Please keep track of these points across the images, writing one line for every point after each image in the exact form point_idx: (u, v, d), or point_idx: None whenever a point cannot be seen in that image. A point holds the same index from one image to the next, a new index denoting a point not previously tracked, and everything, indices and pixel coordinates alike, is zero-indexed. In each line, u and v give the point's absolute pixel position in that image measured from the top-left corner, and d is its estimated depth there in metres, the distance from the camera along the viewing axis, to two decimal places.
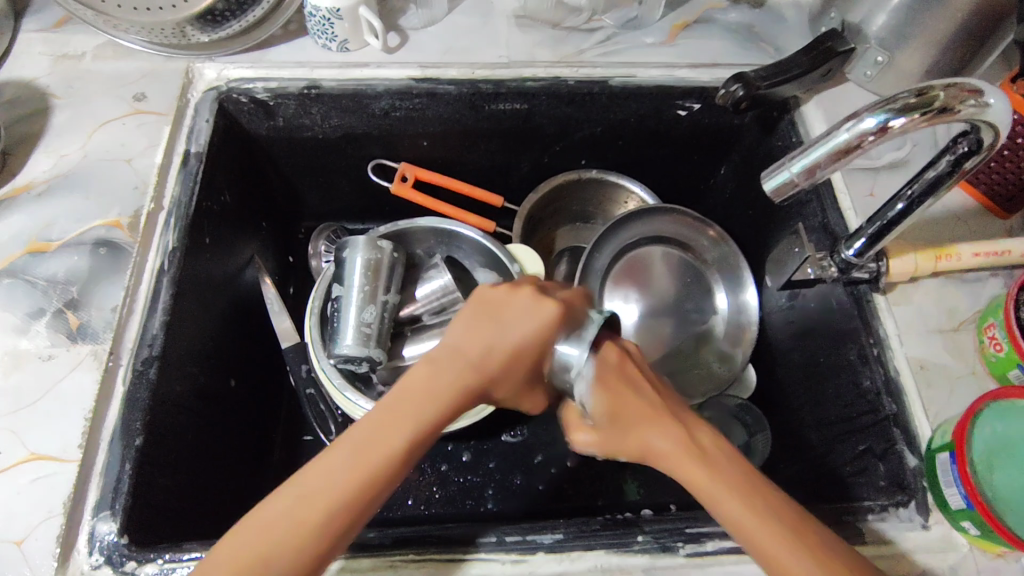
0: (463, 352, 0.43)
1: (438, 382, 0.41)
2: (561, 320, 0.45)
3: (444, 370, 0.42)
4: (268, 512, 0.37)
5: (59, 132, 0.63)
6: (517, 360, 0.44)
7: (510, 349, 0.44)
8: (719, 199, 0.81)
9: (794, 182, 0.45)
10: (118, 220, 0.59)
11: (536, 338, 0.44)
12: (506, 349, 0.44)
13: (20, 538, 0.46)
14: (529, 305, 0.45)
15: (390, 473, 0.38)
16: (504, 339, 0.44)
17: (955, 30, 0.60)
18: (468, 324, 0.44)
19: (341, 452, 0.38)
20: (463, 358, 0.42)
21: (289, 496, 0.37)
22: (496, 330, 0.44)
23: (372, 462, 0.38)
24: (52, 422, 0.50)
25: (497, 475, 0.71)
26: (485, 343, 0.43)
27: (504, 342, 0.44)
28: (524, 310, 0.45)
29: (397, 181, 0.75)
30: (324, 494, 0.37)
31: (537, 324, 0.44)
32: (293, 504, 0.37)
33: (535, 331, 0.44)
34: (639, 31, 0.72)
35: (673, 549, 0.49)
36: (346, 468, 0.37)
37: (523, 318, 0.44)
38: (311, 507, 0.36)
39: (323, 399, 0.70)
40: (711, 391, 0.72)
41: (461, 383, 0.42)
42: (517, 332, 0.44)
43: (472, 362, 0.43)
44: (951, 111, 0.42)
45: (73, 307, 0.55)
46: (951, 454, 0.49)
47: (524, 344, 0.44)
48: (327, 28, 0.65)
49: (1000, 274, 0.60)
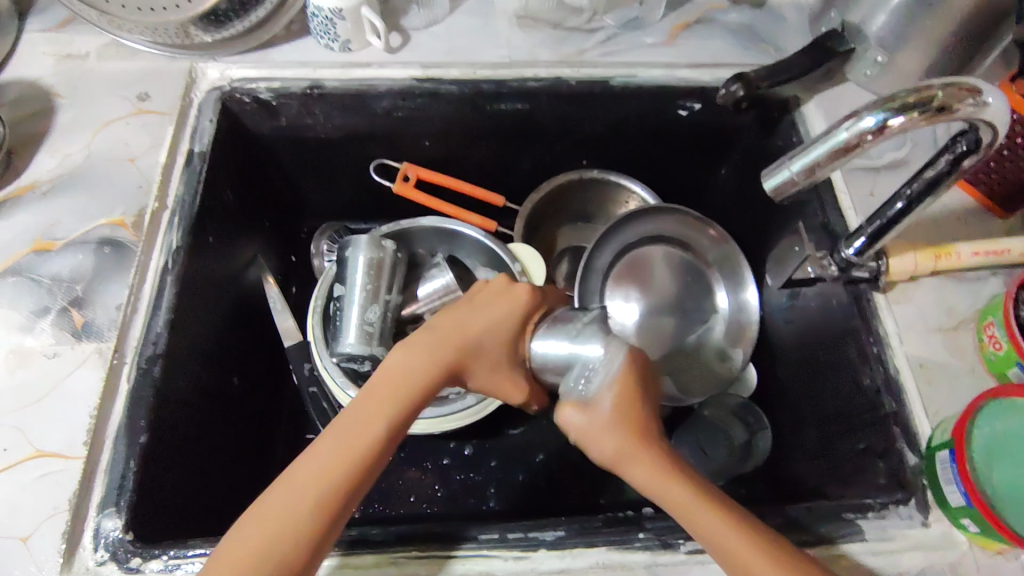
0: (433, 339, 0.43)
1: (410, 367, 0.41)
2: (525, 299, 0.46)
3: (414, 358, 0.41)
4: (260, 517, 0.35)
5: (64, 131, 0.64)
6: (491, 337, 0.45)
7: (474, 331, 0.44)
8: (719, 199, 0.82)
9: (794, 181, 0.45)
10: (123, 219, 0.59)
11: (509, 314, 0.46)
12: (474, 334, 0.44)
13: (26, 534, 0.47)
14: (493, 290, 0.47)
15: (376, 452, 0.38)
16: (475, 323, 0.44)
17: (954, 31, 0.60)
18: (448, 310, 0.46)
19: (321, 445, 0.38)
20: (431, 345, 0.42)
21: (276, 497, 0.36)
22: (463, 319, 0.45)
23: (353, 445, 0.38)
24: (58, 419, 0.51)
25: (499, 472, 0.72)
26: (454, 330, 0.44)
27: (473, 326, 0.44)
28: (490, 299, 0.46)
29: (399, 180, 0.75)
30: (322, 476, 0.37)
31: (507, 303, 0.46)
32: (289, 493, 0.36)
33: (503, 311, 0.46)
34: (640, 31, 0.73)
35: (675, 546, 0.49)
36: (335, 449, 0.37)
37: (488, 304, 0.46)
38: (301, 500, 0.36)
39: (326, 398, 0.70)
40: (710, 390, 0.73)
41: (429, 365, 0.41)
42: (491, 312, 0.45)
43: (443, 347, 0.43)
44: (950, 111, 0.42)
45: (78, 305, 0.55)
46: (951, 452, 0.49)
47: (490, 326, 0.45)
48: (330, 28, 0.65)
49: (1000, 274, 0.60)
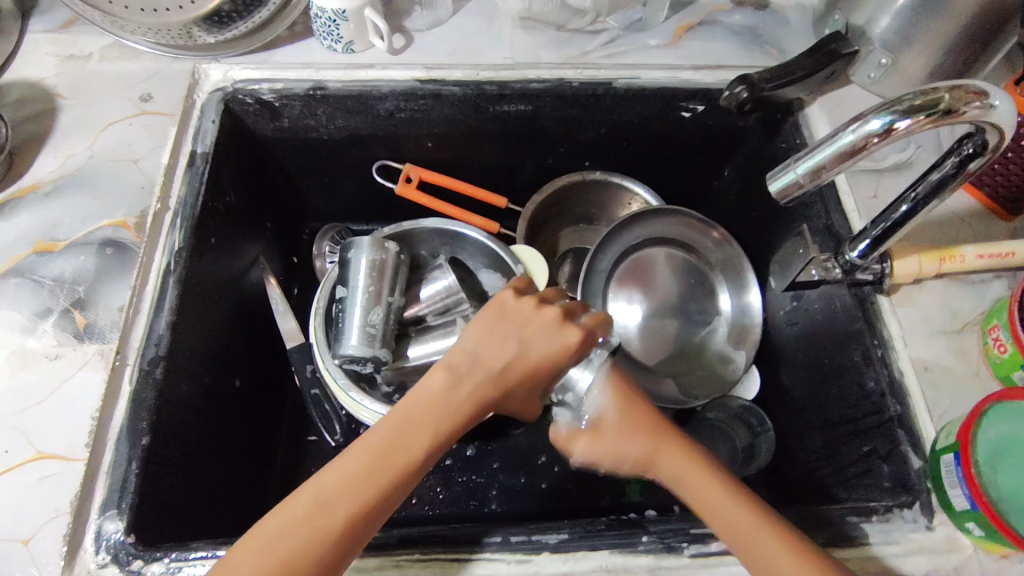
0: (476, 357, 0.46)
1: (454, 384, 0.45)
2: (563, 334, 0.49)
3: (456, 374, 0.45)
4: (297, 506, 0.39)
5: (67, 132, 0.63)
6: (520, 366, 0.47)
7: (516, 353, 0.47)
8: (722, 201, 0.81)
9: (799, 183, 0.45)
10: (125, 220, 0.59)
11: (546, 349, 0.48)
12: (514, 354, 0.47)
13: (27, 536, 0.47)
14: (530, 318, 0.48)
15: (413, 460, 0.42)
16: (517, 349, 0.47)
17: (958, 33, 0.60)
18: (479, 330, 0.48)
19: (349, 464, 0.40)
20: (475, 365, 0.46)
21: (313, 490, 0.39)
22: (504, 341, 0.47)
23: (388, 451, 0.41)
24: (60, 421, 0.51)
25: (501, 475, 0.71)
26: (494, 352, 0.47)
27: (513, 349, 0.47)
28: (530, 323, 0.48)
29: (401, 181, 0.75)
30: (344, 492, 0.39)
31: (542, 334, 0.48)
32: (308, 509, 0.38)
33: (538, 340, 0.48)
34: (644, 33, 0.72)
35: (678, 550, 0.49)
36: (362, 470, 0.40)
37: (528, 325, 0.48)
38: (338, 498, 0.39)
39: (328, 399, 0.69)
40: (714, 391, 0.71)
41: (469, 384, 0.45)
42: (529, 346, 0.47)
43: (485, 367, 0.46)
44: (955, 114, 0.42)
45: (80, 306, 0.55)
46: (955, 455, 0.49)
47: (530, 346, 0.47)
48: (333, 29, 0.65)
49: (1004, 276, 0.60)
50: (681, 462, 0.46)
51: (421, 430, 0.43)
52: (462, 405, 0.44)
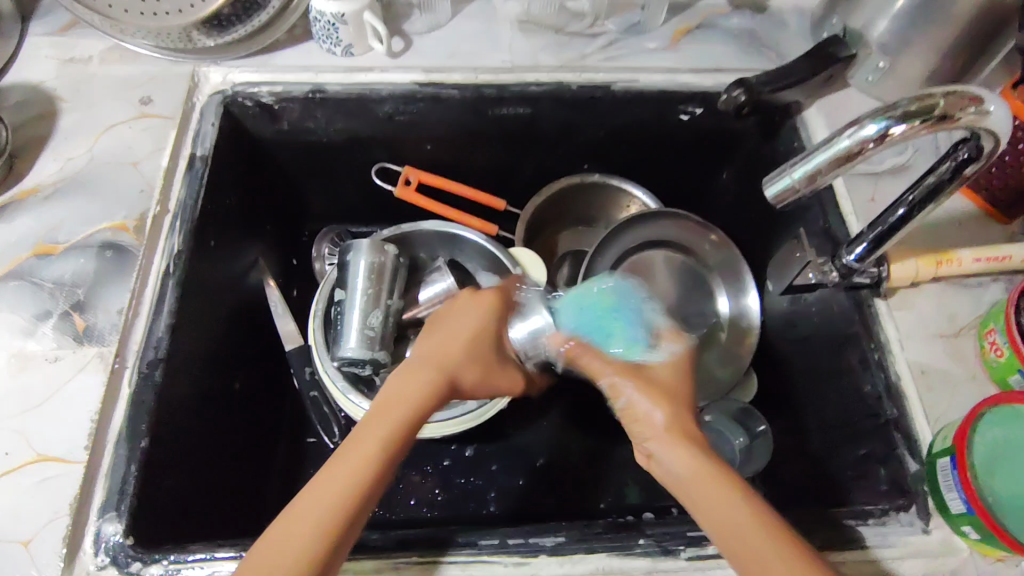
0: (422, 362, 0.48)
1: (412, 385, 0.46)
2: (489, 300, 0.55)
3: (410, 377, 0.46)
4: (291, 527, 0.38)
5: (67, 135, 0.64)
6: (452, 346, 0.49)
7: (452, 347, 0.50)
8: (720, 204, 0.82)
9: (795, 188, 0.45)
10: (125, 223, 0.59)
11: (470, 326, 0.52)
12: (455, 350, 0.49)
13: (26, 539, 0.47)
14: (463, 305, 0.54)
15: (389, 454, 0.42)
16: (457, 348, 0.50)
17: (955, 37, 0.60)
18: (424, 341, 0.51)
19: (328, 471, 0.40)
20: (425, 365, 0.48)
21: (300, 511, 0.39)
22: (441, 342, 0.50)
23: (362, 453, 0.41)
24: (59, 424, 0.51)
25: (499, 477, 0.72)
26: (437, 355, 0.49)
27: (453, 345, 0.50)
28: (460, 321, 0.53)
29: (400, 184, 0.75)
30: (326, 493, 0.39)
31: (475, 311, 0.53)
32: (300, 514, 0.39)
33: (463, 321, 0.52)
34: (642, 36, 0.73)
35: (675, 552, 0.49)
36: (339, 471, 0.40)
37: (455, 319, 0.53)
38: (322, 509, 0.39)
39: (327, 402, 0.70)
40: (714, 395, 0.72)
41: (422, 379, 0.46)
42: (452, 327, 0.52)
43: (434, 366, 0.48)
44: (951, 119, 0.42)
45: (80, 309, 0.55)
46: (952, 459, 0.49)
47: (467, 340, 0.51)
48: (332, 33, 0.66)
49: (1001, 280, 0.60)
50: (678, 453, 0.43)
51: (390, 429, 0.43)
52: (421, 396, 0.45)
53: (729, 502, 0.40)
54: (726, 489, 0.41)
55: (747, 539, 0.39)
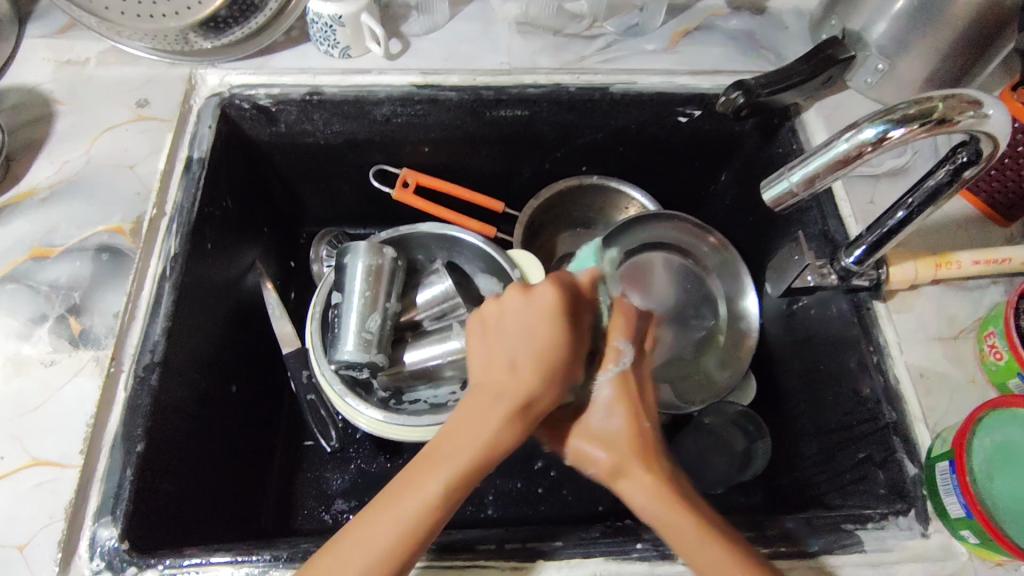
0: (482, 397, 0.45)
1: (485, 419, 0.43)
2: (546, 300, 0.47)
3: (486, 411, 0.44)
4: (354, 551, 0.41)
5: (63, 138, 0.64)
6: (516, 364, 0.45)
7: (541, 368, 0.45)
8: (718, 206, 0.81)
9: (793, 192, 0.45)
10: (121, 226, 0.59)
11: (538, 339, 0.46)
12: (541, 380, 0.44)
13: (22, 543, 0.47)
14: (531, 306, 0.47)
15: (456, 495, 0.42)
16: (518, 381, 0.44)
17: (955, 39, 0.60)
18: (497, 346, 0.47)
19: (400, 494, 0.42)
20: (493, 389, 0.45)
21: (363, 540, 0.41)
22: (523, 361, 0.45)
23: (429, 494, 0.41)
24: (55, 428, 0.51)
25: (497, 480, 0.71)
26: (513, 377, 0.45)
27: (536, 377, 0.44)
28: (536, 326, 0.46)
29: (398, 186, 0.75)
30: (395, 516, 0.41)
31: (535, 313, 0.47)
32: (373, 532, 0.41)
33: (529, 328, 0.46)
34: (640, 38, 0.72)
35: (673, 557, 0.49)
36: (409, 496, 0.42)
37: (530, 322, 0.46)
38: (391, 542, 0.41)
39: (324, 405, 0.69)
40: (710, 398, 0.71)
41: (494, 413, 0.44)
42: (524, 340, 0.46)
43: (512, 399, 0.44)
44: (950, 123, 0.42)
45: (76, 313, 0.55)
46: (951, 463, 0.49)
47: (557, 366, 0.45)
48: (330, 35, 0.66)
49: (1001, 283, 0.60)
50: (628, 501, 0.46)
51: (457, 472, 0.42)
52: (497, 437, 0.43)
53: (682, 529, 0.43)
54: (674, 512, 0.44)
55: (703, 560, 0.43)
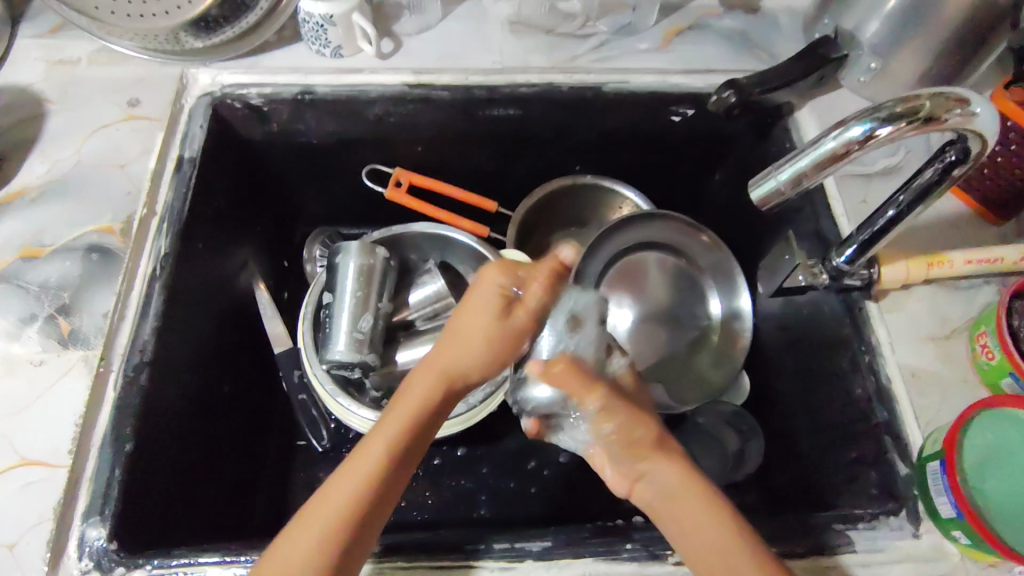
0: (421, 375, 0.44)
1: (416, 391, 0.43)
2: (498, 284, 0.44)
3: (420, 385, 0.43)
4: (297, 538, 0.39)
5: (55, 137, 0.63)
6: (461, 347, 0.44)
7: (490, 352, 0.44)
8: (712, 205, 0.81)
9: (781, 191, 0.45)
10: (111, 226, 0.59)
11: (482, 321, 0.44)
12: (483, 354, 0.44)
13: (11, 542, 0.47)
14: (482, 292, 0.44)
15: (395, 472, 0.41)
16: (462, 359, 0.44)
17: (947, 37, 0.59)
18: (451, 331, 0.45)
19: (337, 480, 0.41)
20: (431, 366, 0.44)
21: (305, 531, 0.39)
22: (461, 339, 0.44)
23: (367, 470, 0.40)
24: (44, 428, 0.50)
25: (490, 480, 0.71)
26: (451, 353, 0.44)
27: (473, 350, 0.44)
28: (480, 304, 0.44)
29: (391, 185, 0.75)
30: (330, 502, 0.40)
31: (488, 297, 0.44)
32: (312, 525, 0.39)
33: (479, 310, 0.44)
34: (633, 37, 0.72)
35: (662, 557, 0.48)
36: (345, 480, 0.40)
37: (477, 303, 0.44)
38: (329, 526, 0.39)
39: (316, 404, 0.71)
40: (702, 397, 0.72)
41: (427, 386, 0.43)
42: (469, 321, 0.44)
43: (450, 371, 0.44)
44: (938, 121, 0.42)
45: (65, 313, 0.55)
46: (941, 463, 0.49)
47: (496, 344, 0.44)
48: (321, 34, 0.65)
49: (994, 281, 0.60)
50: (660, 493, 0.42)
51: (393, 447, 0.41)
52: (431, 408, 0.43)
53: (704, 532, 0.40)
54: (708, 509, 0.41)
55: (722, 564, 0.39)
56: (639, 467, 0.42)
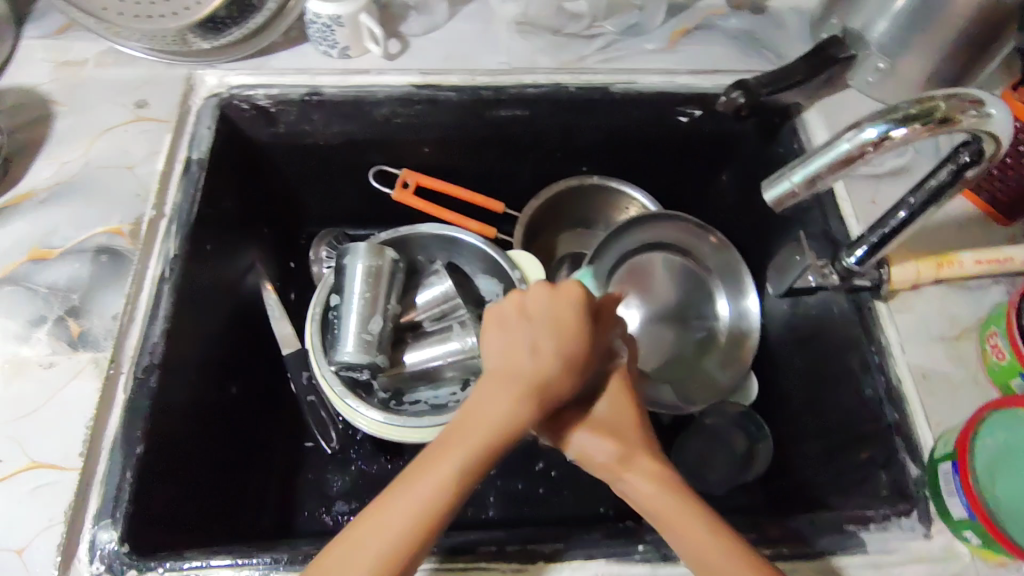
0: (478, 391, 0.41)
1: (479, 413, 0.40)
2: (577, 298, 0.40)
3: (491, 405, 0.40)
4: (348, 555, 0.37)
5: (62, 139, 0.63)
6: (522, 365, 0.40)
7: (564, 367, 0.40)
8: (719, 206, 0.81)
9: (794, 192, 0.45)
10: (120, 227, 0.59)
11: (561, 336, 0.40)
12: (544, 363, 0.40)
13: (21, 546, 0.46)
14: (555, 304, 0.40)
15: (455, 498, 0.38)
16: (529, 373, 0.40)
17: (958, 37, 0.59)
18: (510, 342, 0.41)
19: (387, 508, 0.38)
20: (494, 389, 0.40)
21: (358, 544, 0.37)
22: (530, 345, 0.40)
23: (427, 492, 0.38)
24: (54, 431, 0.50)
25: (498, 482, 0.71)
26: (512, 371, 0.40)
27: (540, 360, 0.40)
28: (543, 295, 0.40)
29: (398, 186, 0.75)
30: (378, 530, 0.37)
31: (559, 306, 0.40)
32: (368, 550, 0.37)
33: (551, 324, 0.40)
34: (640, 37, 0.72)
35: (675, 559, 0.48)
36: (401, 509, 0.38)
37: (554, 309, 0.40)
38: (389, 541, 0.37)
39: (324, 406, 0.70)
40: (712, 398, 0.72)
41: (494, 411, 0.40)
42: (541, 335, 0.40)
43: (514, 384, 0.40)
44: (952, 122, 0.42)
45: (75, 315, 0.55)
46: (954, 463, 0.48)
47: (574, 359, 0.40)
48: (328, 35, 0.65)
49: (1003, 282, 0.60)
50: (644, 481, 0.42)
51: (451, 473, 0.38)
52: (486, 435, 0.39)
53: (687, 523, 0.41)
54: (691, 510, 0.41)
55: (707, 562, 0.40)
56: (621, 471, 0.43)
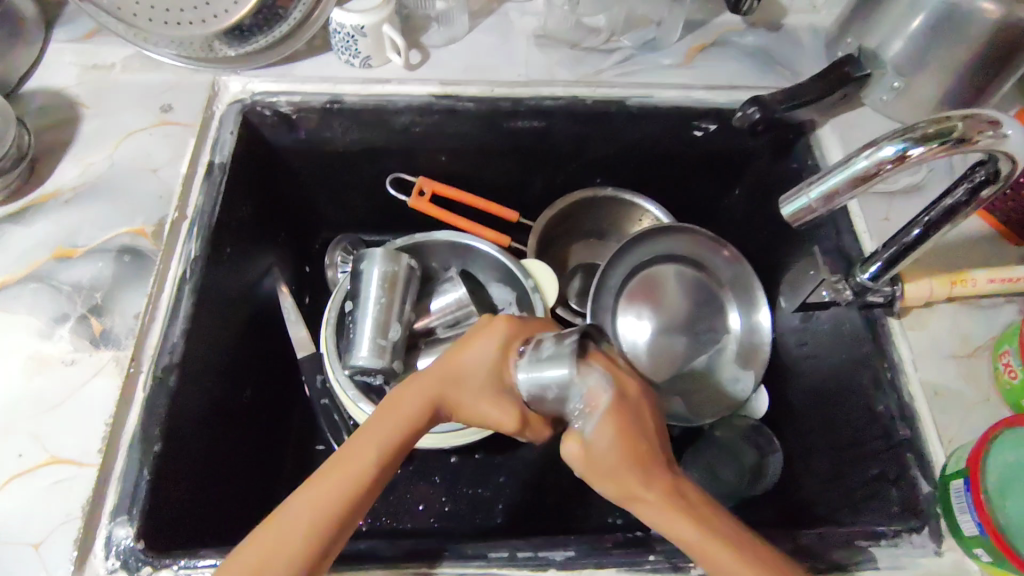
0: (421, 378, 0.44)
1: (404, 399, 0.42)
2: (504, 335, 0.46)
3: (415, 390, 0.43)
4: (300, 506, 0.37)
5: (88, 140, 0.65)
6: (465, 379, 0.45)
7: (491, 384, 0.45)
8: (733, 220, 0.82)
9: (811, 208, 0.45)
10: (143, 229, 0.60)
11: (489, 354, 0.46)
12: (480, 380, 0.45)
13: (38, 541, 0.47)
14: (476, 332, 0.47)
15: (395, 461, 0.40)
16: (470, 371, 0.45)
17: (972, 59, 0.60)
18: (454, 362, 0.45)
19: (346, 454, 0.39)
20: (432, 380, 0.44)
21: (306, 502, 0.37)
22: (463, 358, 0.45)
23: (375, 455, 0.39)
24: (75, 426, 0.51)
25: (507, 488, 0.71)
26: (449, 367, 0.45)
27: (477, 372, 0.45)
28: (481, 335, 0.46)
29: (414, 194, 0.76)
30: (341, 467, 0.38)
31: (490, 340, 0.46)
32: (315, 500, 0.37)
33: (479, 362, 0.45)
34: (657, 53, 0.73)
35: (685, 569, 0.49)
36: (352, 460, 0.39)
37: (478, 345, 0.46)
38: (346, 491, 0.38)
39: (337, 410, 0.72)
40: (720, 412, 0.72)
41: (423, 396, 0.43)
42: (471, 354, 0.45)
43: (439, 385, 0.44)
44: (969, 142, 0.42)
45: (98, 313, 0.56)
46: (965, 481, 0.49)
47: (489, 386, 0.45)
48: (351, 45, 0.67)
49: (1016, 301, 0.60)
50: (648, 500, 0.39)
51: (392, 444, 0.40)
52: (420, 418, 0.42)
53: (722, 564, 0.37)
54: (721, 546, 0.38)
55: None
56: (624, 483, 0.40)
